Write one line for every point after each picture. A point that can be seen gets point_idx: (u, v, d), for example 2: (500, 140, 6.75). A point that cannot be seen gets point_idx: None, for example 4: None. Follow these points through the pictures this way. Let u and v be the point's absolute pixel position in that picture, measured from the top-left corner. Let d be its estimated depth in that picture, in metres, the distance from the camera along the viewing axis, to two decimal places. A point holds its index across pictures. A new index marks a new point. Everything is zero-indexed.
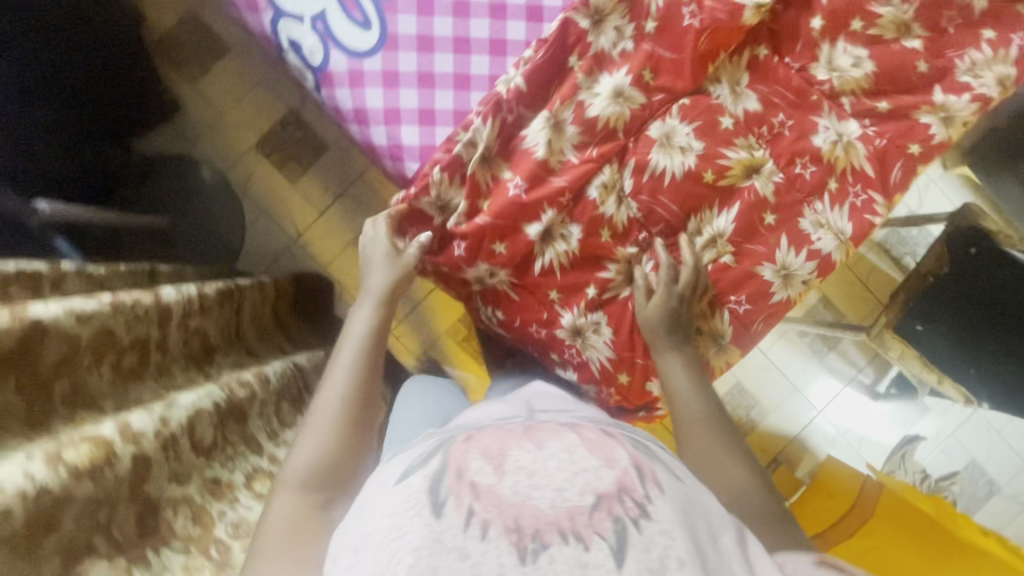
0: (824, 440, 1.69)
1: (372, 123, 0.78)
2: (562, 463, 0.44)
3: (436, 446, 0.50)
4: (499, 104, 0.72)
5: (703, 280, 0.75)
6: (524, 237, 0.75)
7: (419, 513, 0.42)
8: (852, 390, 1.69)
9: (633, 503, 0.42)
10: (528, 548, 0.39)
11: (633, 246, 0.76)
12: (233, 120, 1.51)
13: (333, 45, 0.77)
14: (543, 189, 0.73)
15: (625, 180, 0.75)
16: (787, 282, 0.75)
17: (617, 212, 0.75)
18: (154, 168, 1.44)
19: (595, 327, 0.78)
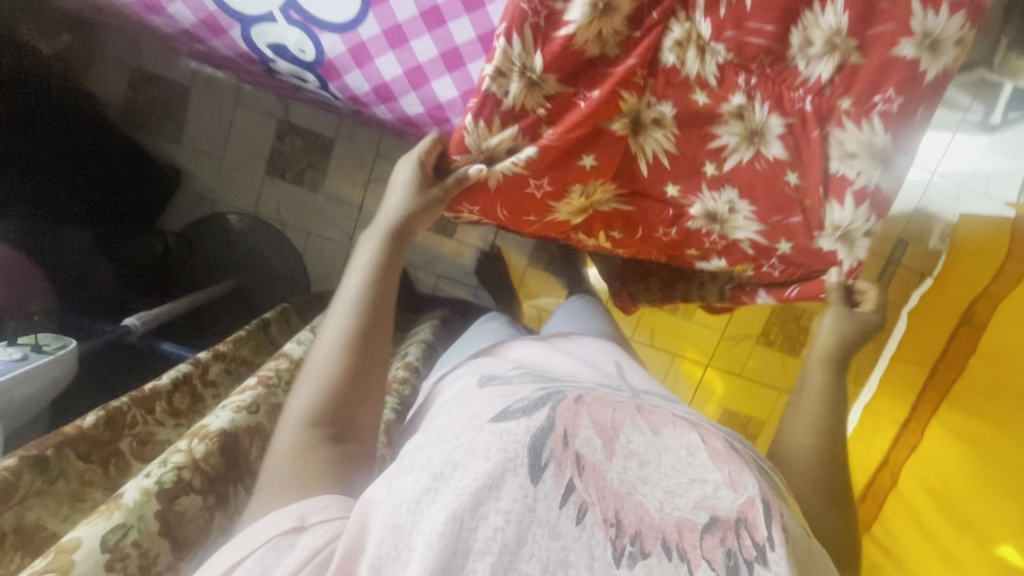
0: (946, 201, 1.57)
1: (399, 95, 0.70)
2: (677, 463, 0.51)
3: (538, 395, 0.54)
4: (522, 13, 0.60)
5: (832, 93, 0.65)
6: (614, 140, 0.70)
7: (517, 473, 0.47)
8: (964, 135, 1.53)
9: (751, 543, 0.45)
10: (626, 545, 0.45)
11: (738, 96, 0.66)
12: (234, 156, 1.43)
13: (318, 28, 0.67)
14: (615, 80, 0.64)
15: (702, 24, 0.63)
16: (936, 52, 0.62)
17: (703, 66, 0.64)
18: (194, 239, 1.41)
19: (729, 204, 0.74)
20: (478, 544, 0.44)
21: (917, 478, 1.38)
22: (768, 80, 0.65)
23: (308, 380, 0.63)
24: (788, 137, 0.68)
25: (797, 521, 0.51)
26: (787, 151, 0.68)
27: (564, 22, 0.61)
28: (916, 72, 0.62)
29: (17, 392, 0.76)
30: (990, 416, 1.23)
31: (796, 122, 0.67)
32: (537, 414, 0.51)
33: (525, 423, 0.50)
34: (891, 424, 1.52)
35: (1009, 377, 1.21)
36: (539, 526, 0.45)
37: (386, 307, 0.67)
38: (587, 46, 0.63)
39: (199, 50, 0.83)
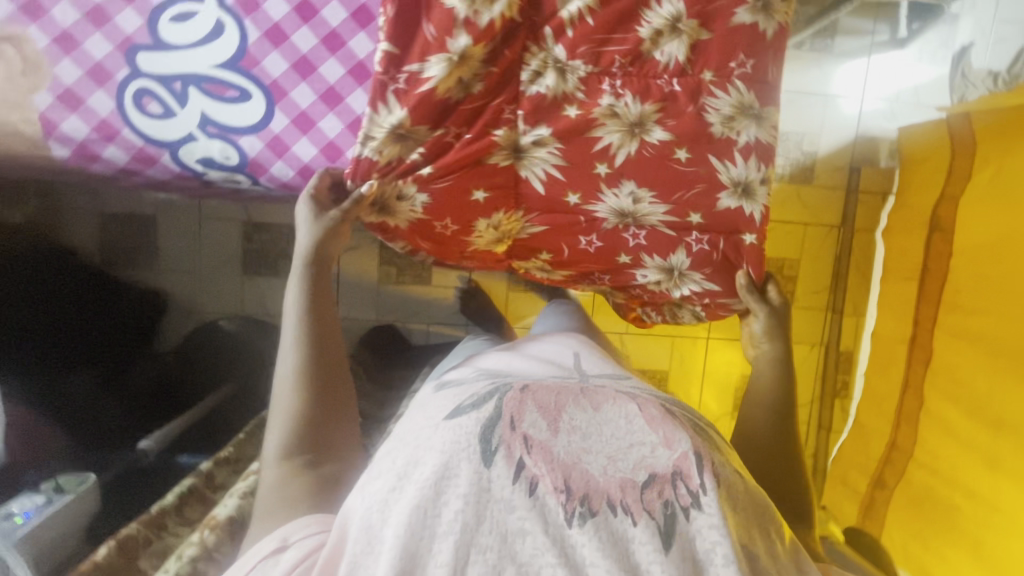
0: (884, 118, 1.63)
1: (321, 170, 0.76)
2: (617, 432, 0.58)
3: (487, 390, 0.61)
4: (384, 83, 0.67)
5: (694, 70, 0.68)
6: (496, 171, 0.72)
7: (469, 457, 0.53)
8: (879, 55, 1.59)
9: (686, 491, 0.54)
10: (576, 507, 0.52)
11: (606, 98, 0.68)
12: (213, 267, 1.50)
13: (236, 134, 0.74)
14: (489, 116, 0.68)
15: (556, 48, 0.67)
16: (770, 12, 0.68)
17: (567, 84, 0.68)
18: (192, 354, 1.46)
19: (633, 197, 0.73)
20: (442, 527, 0.51)
21: (938, 389, 1.39)
22: (633, 76, 0.68)
23: (276, 424, 0.72)
24: (667, 121, 0.69)
25: (732, 469, 0.60)
26: (671, 132, 0.69)
27: (422, 79, 0.67)
28: (757, 33, 0.68)
29: (39, 537, 0.80)
30: (982, 309, 1.27)
31: (667, 103, 0.69)
32: (485, 406, 0.57)
33: (475, 415, 0.57)
34: (902, 344, 1.53)
35: (993, 270, 1.25)
36: (496, 501, 0.52)
37: (331, 338, 0.76)
38: (450, 96, 0.68)
39: (140, 185, 0.90)
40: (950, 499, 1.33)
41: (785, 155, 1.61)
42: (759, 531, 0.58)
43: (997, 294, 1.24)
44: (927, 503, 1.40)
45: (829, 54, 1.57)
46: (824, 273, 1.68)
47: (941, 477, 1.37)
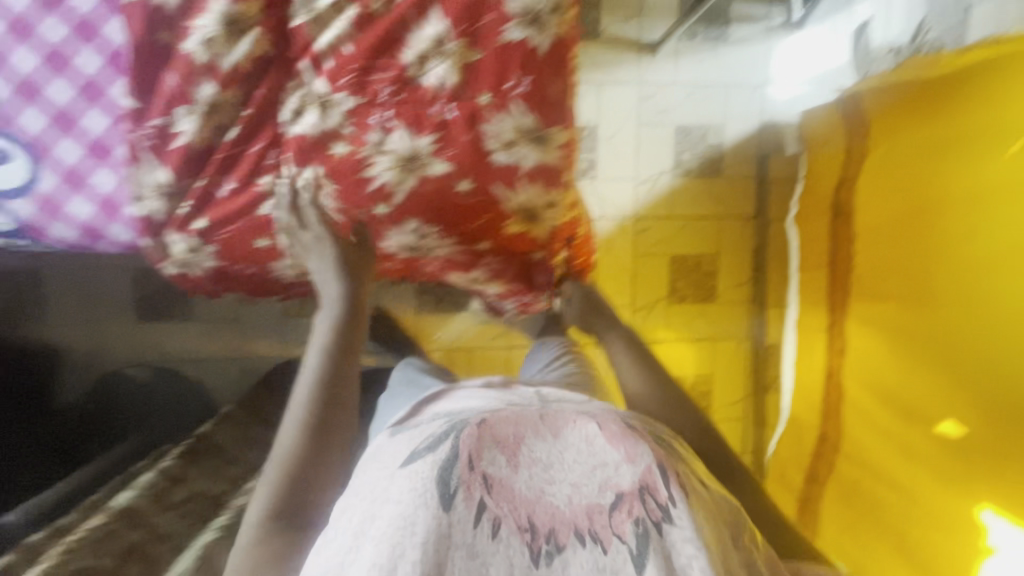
0: (788, 102, 1.58)
1: (104, 228, 0.71)
2: (579, 456, 0.53)
3: (444, 428, 0.56)
4: (134, 142, 0.63)
5: (468, 95, 0.65)
6: (273, 219, 0.68)
7: (426, 507, 0.49)
8: (777, 38, 1.54)
9: (656, 506, 0.50)
10: (542, 546, 0.48)
11: (375, 133, 0.65)
12: (104, 317, 1.46)
13: (4, 199, 0.70)
14: (248, 164, 0.65)
15: (316, 82, 0.64)
16: (541, 26, 0.64)
17: (332, 119, 0.64)
18: (95, 406, 1.37)
19: (416, 233, 0.71)
20: None
21: (854, 378, 1.36)
22: (404, 105, 0.65)
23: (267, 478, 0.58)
24: (446, 151, 0.67)
25: (699, 475, 0.56)
26: (449, 164, 0.68)
27: (175, 133, 0.63)
28: (530, 49, 0.64)
29: None
30: (886, 293, 1.25)
31: (442, 132, 0.66)
32: (440, 447, 0.53)
33: (431, 458, 0.53)
34: (820, 335, 1.49)
35: (895, 250, 1.22)
36: (457, 550, 0.49)
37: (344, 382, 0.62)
38: (210, 144, 0.64)
39: None
40: (874, 492, 1.30)
41: (691, 149, 1.56)
42: (731, 541, 0.53)
43: (909, 274, 1.19)
44: (854, 495, 1.36)
45: (725, 42, 1.53)
46: (744, 266, 1.65)
47: (866, 469, 1.33)
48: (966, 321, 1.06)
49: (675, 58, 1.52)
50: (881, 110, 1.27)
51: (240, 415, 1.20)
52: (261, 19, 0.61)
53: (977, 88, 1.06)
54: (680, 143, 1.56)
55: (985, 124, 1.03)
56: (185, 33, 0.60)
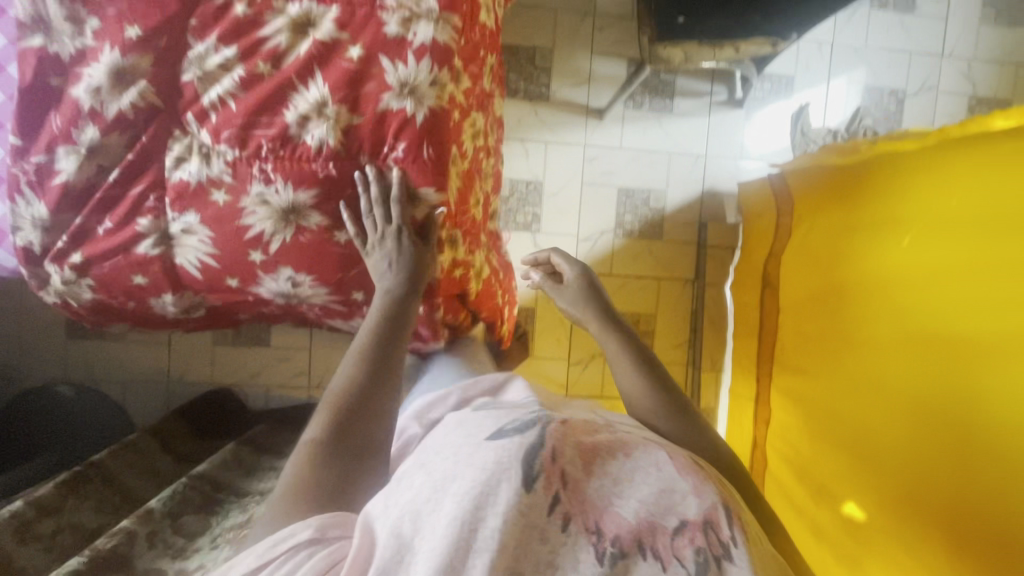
0: (728, 173, 1.65)
1: None
2: (649, 477, 0.58)
3: (529, 418, 0.62)
4: (14, 176, 0.65)
5: (348, 153, 0.69)
6: (148, 260, 0.69)
7: (512, 479, 0.53)
8: (718, 113, 1.62)
9: (717, 540, 0.53)
10: (607, 548, 0.52)
11: (254, 185, 0.68)
12: (31, 331, 1.44)
13: None
14: (127, 205, 0.67)
15: (200, 133, 0.67)
16: (417, 97, 0.68)
17: (213, 169, 0.67)
18: (11, 417, 1.28)
19: (291, 281, 0.72)
20: (479, 542, 0.50)
21: (775, 452, 1.35)
22: (285, 160, 0.68)
23: (324, 409, 0.67)
24: (326, 206, 0.70)
25: (755, 528, 0.59)
26: (327, 217, 0.70)
27: (56, 171, 0.65)
28: (407, 118, 0.68)
29: None
30: (800, 368, 1.27)
31: (322, 188, 0.69)
32: (528, 433, 0.58)
33: (518, 440, 0.57)
34: (749, 405, 1.48)
35: (807, 325, 1.25)
36: (533, 532, 0.53)
37: (390, 359, 0.70)
38: (92, 183, 0.66)
39: None
40: None
41: (633, 212, 1.61)
42: None
43: (819, 354, 1.20)
44: None
45: (669, 113, 1.61)
46: (681, 328, 1.67)
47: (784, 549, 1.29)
48: (862, 402, 1.07)
49: (620, 124, 1.59)
50: (802, 194, 1.34)
51: (143, 442, 1.16)
52: (150, 72, 0.65)
53: (883, 182, 1.11)
54: (622, 204, 1.61)
55: (886, 217, 1.08)
56: (77, 79, 0.64)
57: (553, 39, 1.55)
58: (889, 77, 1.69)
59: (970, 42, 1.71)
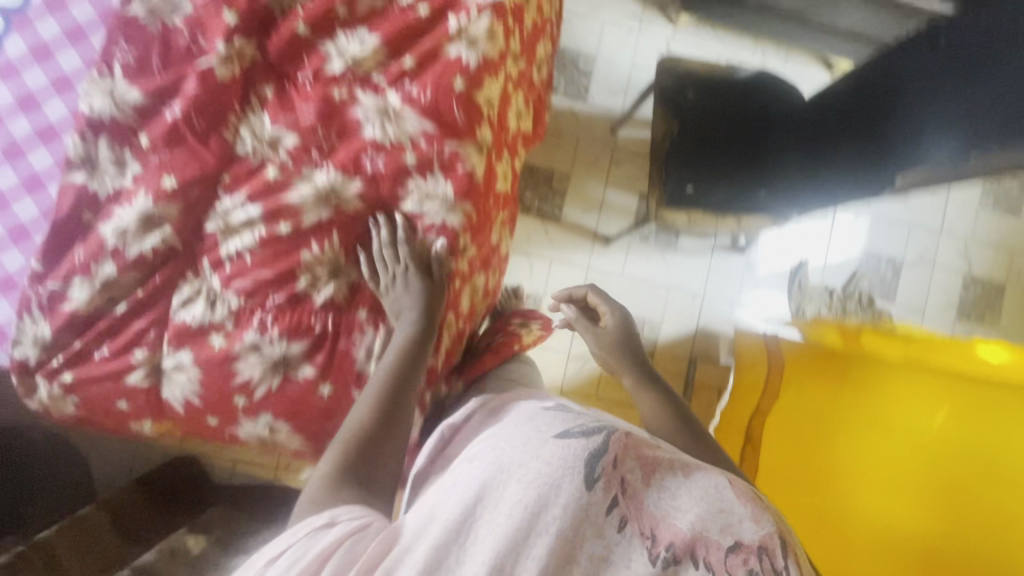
0: (724, 315, 1.69)
1: None
2: (706, 496, 0.59)
3: (595, 425, 0.64)
4: (26, 296, 0.68)
5: (348, 310, 0.73)
6: (135, 389, 0.71)
7: (575, 477, 0.57)
8: (720, 257, 1.69)
9: (770, 567, 0.54)
10: (661, 552, 0.54)
11: (250, 333, 0.70)
12: None
13: None
14: (128, 336, 0.69)
15: (212, 278, 0.71)
16: None
17: (215, 313, 0.70)
18: None
19: (269, 425, 0.74)
20: (539, 525, 0.55)
21: None
22: (285, 313, 0.71)
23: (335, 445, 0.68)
24: (316, 356, 0.72)
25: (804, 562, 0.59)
26: (315, 370, 0.72)
27: (68, 297, 0.68)
28: None
29: None
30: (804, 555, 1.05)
31: (316, 340, 0.72)
32: (594, 437, 0.61)
33: (585, 442, 0.61)
34: None
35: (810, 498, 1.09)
36: (590, 527, 0.56)
37: (409, 383, 0.70)
38: (98, 311, 0.69)
39: None
40: None
41: None
42: None
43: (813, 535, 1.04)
44: None
45: (673, 249, 1.67)
46: None
47: None
48: None
49: (624, 253, 1.65)
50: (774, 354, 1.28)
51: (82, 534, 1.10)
52: (175, 219, 0.69)
53: (870, 372, 1.09)
54: None
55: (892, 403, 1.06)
56: (107, 217, 0.69)
57: (572, 163, 1.63)
58: (889, 244, 1.76)
59: (967, 223, 1.79)
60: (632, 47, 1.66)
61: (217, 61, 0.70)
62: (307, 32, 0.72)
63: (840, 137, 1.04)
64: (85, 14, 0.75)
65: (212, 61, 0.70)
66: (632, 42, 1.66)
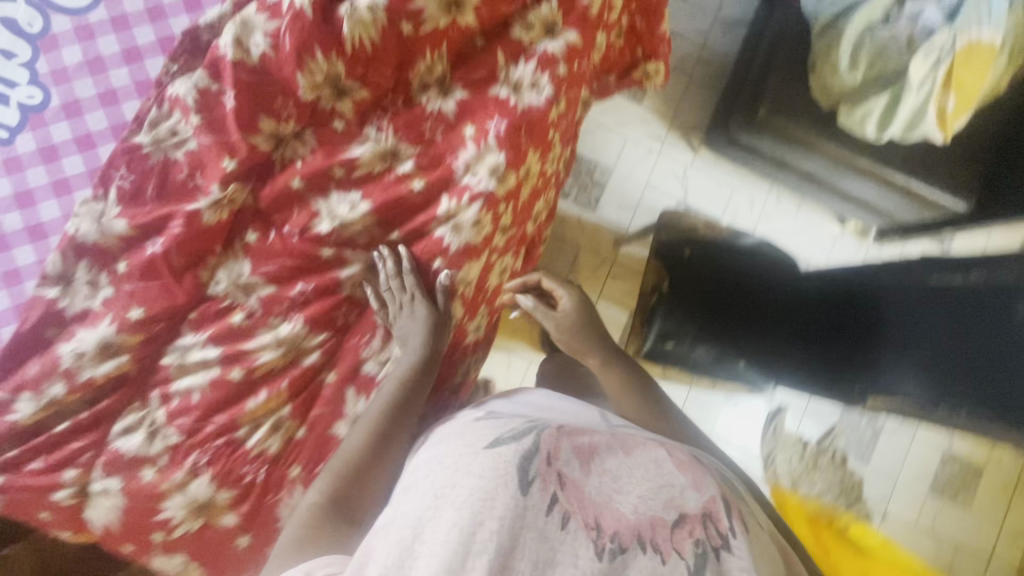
0: None
1: None
2: (648, 475, 0.56)
3: (525, 426, 0.60)
4: None
5: (282, 463, 0.78)
6: (59, 507, 0.72)
7: (509, 484, 0.50)
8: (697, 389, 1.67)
9: (716, 532, 0.50)
10: (607, 543, 0.49)
11: (182, 472, 0.75)
12: None
13: None
14: (63, 455, 0.72)
15: (158, 410, 0.75)
16: None
17: (152, 447, 0.74)
18: None
19: (182, 562, 0.80)
20: (477, 545, 0.46)
21: None
22: (221, 457, 0.76)
23: (332, 468, 0.69)
24: (241, 505, 0.77)
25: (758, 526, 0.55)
26: (238, 519, 0.78)
27: (13, 408, 0.70)
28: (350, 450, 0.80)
29: None
30: None
31: (243, 491, 0.77)
32: (524, 439, 0.56)
33: (515, 446, 0.55)
34: None
35: None
36: (529, 530, 0.48)
37: (415, 398, 0.75)
38: (41, 424, 0.72)
39: None
40: None
41: None
42: None
43: None
44: None
45: None
46: None
47: None
48: None
49: None
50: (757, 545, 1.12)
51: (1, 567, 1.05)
52: (135, 348, 0.73)
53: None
54: None
55: None
56: (69, 337, 0.72)
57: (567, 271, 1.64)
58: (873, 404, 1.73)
59: None
60: (650, 167, 1.67)
61: (205, 205, 0.72)
62: (300, 188, 0.76)
63: (831, 335, 1.04)
64: (99, 125, 0.78)
65: (200, 203, 0.72)
66: (651, 160, 1.67)
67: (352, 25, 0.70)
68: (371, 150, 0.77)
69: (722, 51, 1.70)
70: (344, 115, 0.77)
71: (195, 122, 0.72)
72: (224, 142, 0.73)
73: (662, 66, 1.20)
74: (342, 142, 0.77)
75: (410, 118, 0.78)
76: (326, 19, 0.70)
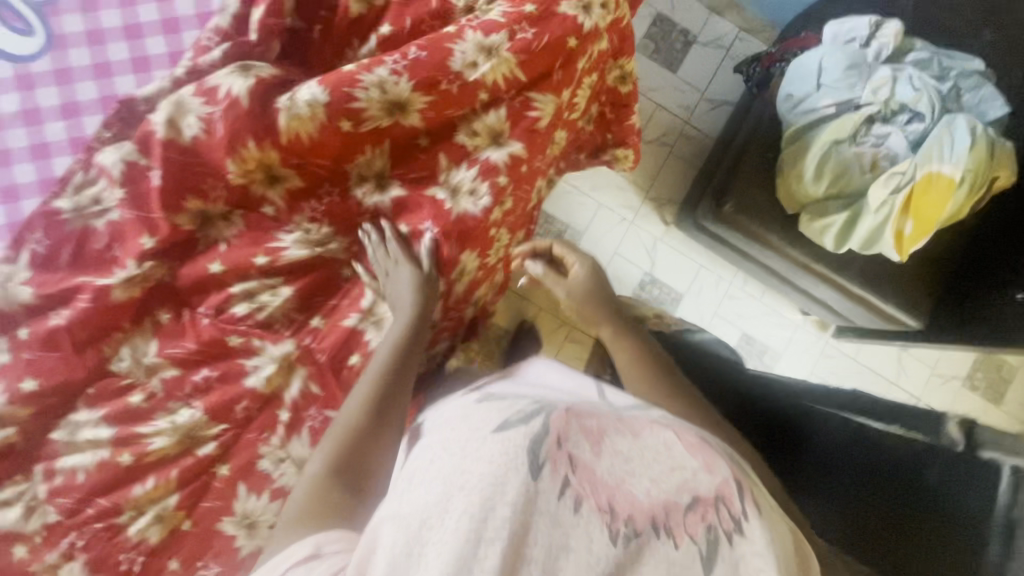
0: None
1: None
2: (658, 457, 0.57)
3: (532, 407, 0.59)
4: None
5: (161, 554, 0.75)
6: None
7: (520, 470, 0.52)
8: None
9: (728, 515, 0.53)
10: (620, 528, 0.51)
11: (54, 553, 0.72)
12: None
13: None
14: None
15: (38, 484, 0.73)
16: (252, 530, 0.78)
17: (28, 523, 0.71)
18: None
19: None
20: (490, 532, 0.49)
21: None
22: (95, 545, 0.73)
23: (331, 437, 0.69)
24: None
25: (772, 511, 0.57)
26: None
27: None
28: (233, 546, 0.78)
29: None
30: None
31: None
32: (533, 422, 0.56)
33: (525, 430, 0.55)
34: None
35: None
36: (541, 516, 0.51)
37: (410, 366, 0.76)
38: None
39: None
40: None
41: None
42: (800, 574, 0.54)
43: None
44: None
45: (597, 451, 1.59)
46: None
47: None
48: None
49: None
50: None
51: None
52: (22, 421, 0.71)
53: None
54: None
55: None
56: None
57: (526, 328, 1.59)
58: None
59: None
60: (618, 234, 1.67)
61: (118, 280, 0.72)
62: (218, 272, 0.77)
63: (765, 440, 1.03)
64: (25, 180, 0.75)
65: (111, 278, 0.72)
66: (620, 228, 1.67)
67: (289, 118, 0.70)
68: (299, 240, 0.78)
69: (707, 128, 1.70)
70: (274, 201, 0.77)
71: (118, 197, 0.70)
72: (146, 219, 0.72)
73: (632, 152, 1.20)
74: (270, 227, 0.78)
75: (347, 209, 0.80)
76: (261, 106, 0.69)
